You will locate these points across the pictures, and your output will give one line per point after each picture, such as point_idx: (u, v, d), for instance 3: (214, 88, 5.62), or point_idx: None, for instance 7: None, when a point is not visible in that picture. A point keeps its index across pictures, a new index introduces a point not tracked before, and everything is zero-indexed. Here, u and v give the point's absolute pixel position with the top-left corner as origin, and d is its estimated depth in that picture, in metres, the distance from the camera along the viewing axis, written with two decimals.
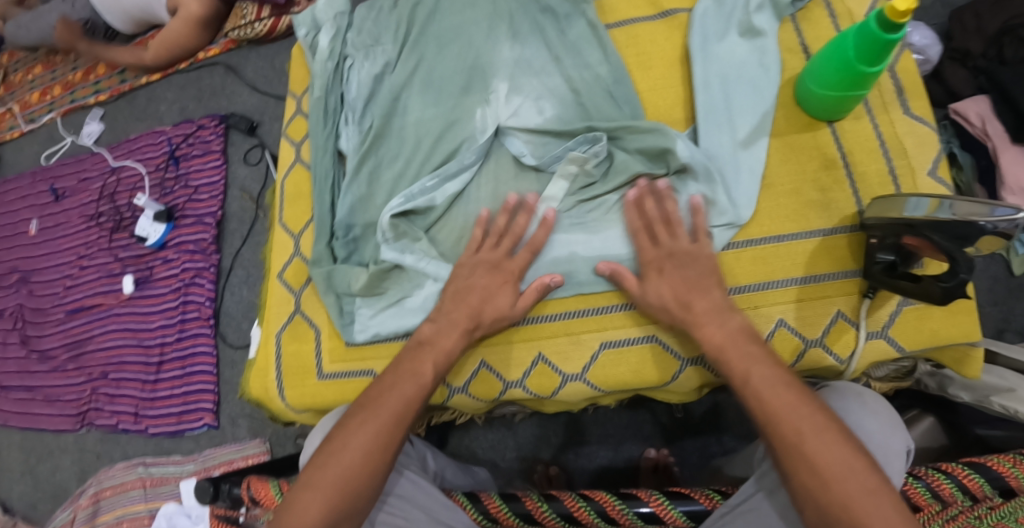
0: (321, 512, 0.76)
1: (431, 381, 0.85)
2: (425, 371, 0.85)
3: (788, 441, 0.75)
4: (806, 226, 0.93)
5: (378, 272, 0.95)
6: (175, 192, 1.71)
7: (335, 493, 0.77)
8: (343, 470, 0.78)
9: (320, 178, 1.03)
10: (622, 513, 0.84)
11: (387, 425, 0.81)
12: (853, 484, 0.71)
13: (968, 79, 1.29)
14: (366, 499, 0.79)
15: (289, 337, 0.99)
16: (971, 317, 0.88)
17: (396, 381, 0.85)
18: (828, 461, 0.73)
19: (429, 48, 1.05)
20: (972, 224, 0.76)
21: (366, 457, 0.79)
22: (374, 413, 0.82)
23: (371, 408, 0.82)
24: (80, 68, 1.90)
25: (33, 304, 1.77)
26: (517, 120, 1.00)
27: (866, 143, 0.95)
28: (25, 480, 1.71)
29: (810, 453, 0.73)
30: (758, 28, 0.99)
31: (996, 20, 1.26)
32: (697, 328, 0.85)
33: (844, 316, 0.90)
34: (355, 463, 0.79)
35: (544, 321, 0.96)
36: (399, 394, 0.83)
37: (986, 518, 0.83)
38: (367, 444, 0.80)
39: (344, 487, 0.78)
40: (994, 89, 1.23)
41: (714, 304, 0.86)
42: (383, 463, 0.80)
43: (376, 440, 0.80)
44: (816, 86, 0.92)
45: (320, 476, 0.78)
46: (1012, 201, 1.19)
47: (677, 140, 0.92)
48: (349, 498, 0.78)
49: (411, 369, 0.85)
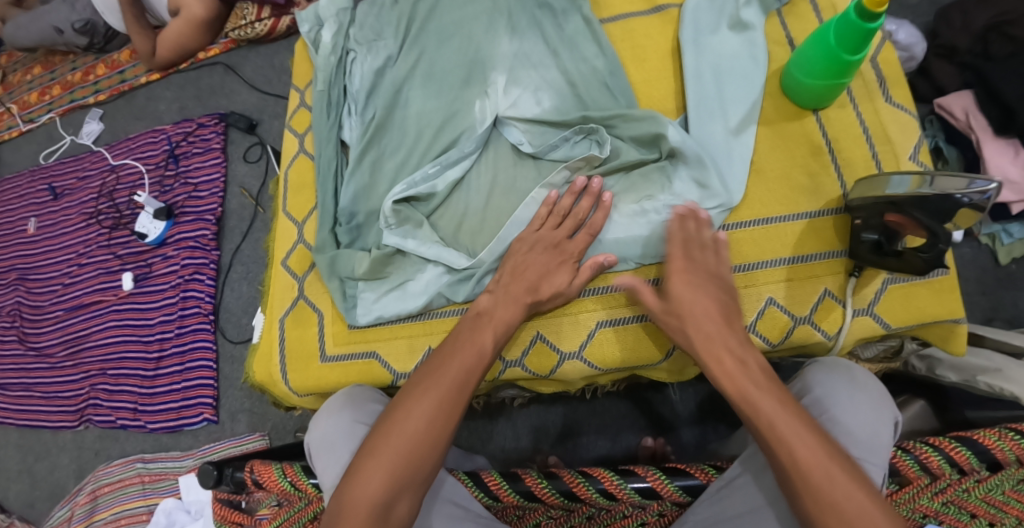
0: (385, 480, 0.78)
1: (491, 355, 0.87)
2: (484, 343, 0.87)
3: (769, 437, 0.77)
4: (794, 209, 0.96)
5: (381, 257, 0.97)
6: (175, 189, 1.72)
7: (394, 464, 0.79)
8: (405, 439, 0.80)
9: (324, 168, 1.05)
10: (621, 489, 0.86)
11: (447, 394, 0.83)
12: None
13: (954, 75, 1.33)
14: (430, 467, 0.81)
15: (293, 322, 1.00)
16: (955, 295, 0.91)
17: (453, 352, 0.87)
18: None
19: (429, 43, 1.08)
20: (948, 197, 0.79)
21: (428, 427, 0.81)
22: (433, 382, 0.84)
23: (432, 376, 0.84)
24: (79, 68, 1.92)
25: (31, 302, 1.78)
26: (516, 111, 1.02)
27: (850, 131, 0.98)
28: (22, 479, 1.71)
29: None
30: (746, 21, 1.03)
31: (983, 17, 1.30)
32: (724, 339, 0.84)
33: (832, 295, 0.93)
34: (411, 436, 0.80)
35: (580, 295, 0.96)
36: (460, 364, 0.85)
37: (974, 490, 0.86)
38: (431, 413, 0.82)
39: (406, 454, 0.80)
40: (978, 84, 1.27)
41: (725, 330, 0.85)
42: (444, 432, 0.82)
43: (439, 409, 0.82)
44: (803, 75, 0.95)
45: (385, 443, 0.80)
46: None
47: (668, 125, 0.94)
48: (411, 466, 0.79)
49: (463, 340, 0.87)
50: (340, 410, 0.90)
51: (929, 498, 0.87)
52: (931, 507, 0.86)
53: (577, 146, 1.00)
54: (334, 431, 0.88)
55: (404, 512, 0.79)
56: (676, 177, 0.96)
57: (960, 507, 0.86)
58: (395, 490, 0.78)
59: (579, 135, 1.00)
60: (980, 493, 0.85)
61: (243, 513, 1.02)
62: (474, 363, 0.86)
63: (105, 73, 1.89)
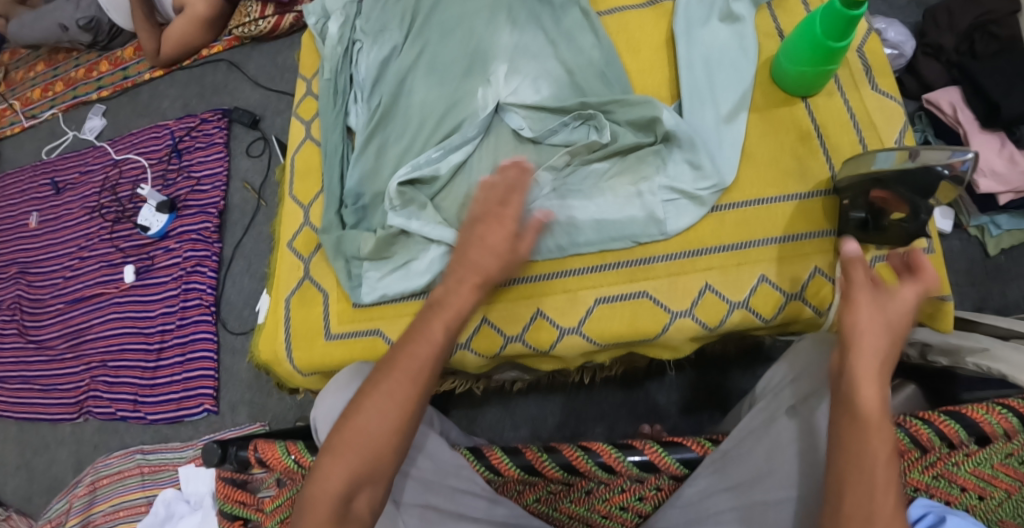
0: (344, 477, 0.79)
1: (443, 343, 0.85)
2: (435, 333, 0.85)
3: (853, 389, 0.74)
4: (783, 191, 0.98)
5: (386, 237, 0.99)
6: (178, 183, 1.75)
7: (350, 460, 0.79)
8: (362, 438, 0.80)
9: (331, 154, 1.08)
10: (619, 461, 0.87)
11: (406, 390, 0.82)
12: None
13: (942, 72, 1.37)
14: (390, 462, 0.81)
15: (298, 301, 1.03)
16: (941, 271, 0.99)
17: (412, 343, 0.85)
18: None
19: (432, 35, 1.11)
20: (930, 169, 0.82)
21: (387, 424, 0.81)
22: (391, 377, 0.82)
23: (390, 372, 0.82)
24: (82, 65, 1.94)
25: (32, 295, 1.79)
26: (516, 98, 1.05)
27: (838, 117, 1.02)
28: (20, 473, 1.72)
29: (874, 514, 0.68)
30: (737, 13, 1.06)
31: (968, 16, 1.35)
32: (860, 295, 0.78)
33: (822, 272, 0.95)
34: (365, 433, 0.80)
35: (514, 284, 1.01)
36: (411, 355, 0.83)
37: (963, 464, 0.89)
38: (383, 408, 0.81)
39: (360, 451, 0.80)
40: (966, 81, 1.30)
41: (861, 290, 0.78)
42: (404, 429, 0.81)
43: (390, 402, 0.81)
44: (790, 65, 0.99)
45: (339, 440, 0.81)
46: (984, 183, 1.26)
47: (663, 109, 0.97)
48: (370, 463, 0.80)
49: (421, 331, 0.85)
50: (346, 386, 0.92)
51: (920, 472, 0.90)
52: (922, 481, 0.90)
53: (576, 132, 1.03)
54: (331, 409, 0.90)
55: (366, 506, 0.80)
56: (670, 160, 0.99)
57: (951, 480, 0.89)
58: (354, 486, 0.79)
59: (577, 121, 1.03)
60: (969, 466, 0.88)
61: (244, 492, 1.04)
62: (424, 359, 0.83)
63: (108, 70, 1.92)
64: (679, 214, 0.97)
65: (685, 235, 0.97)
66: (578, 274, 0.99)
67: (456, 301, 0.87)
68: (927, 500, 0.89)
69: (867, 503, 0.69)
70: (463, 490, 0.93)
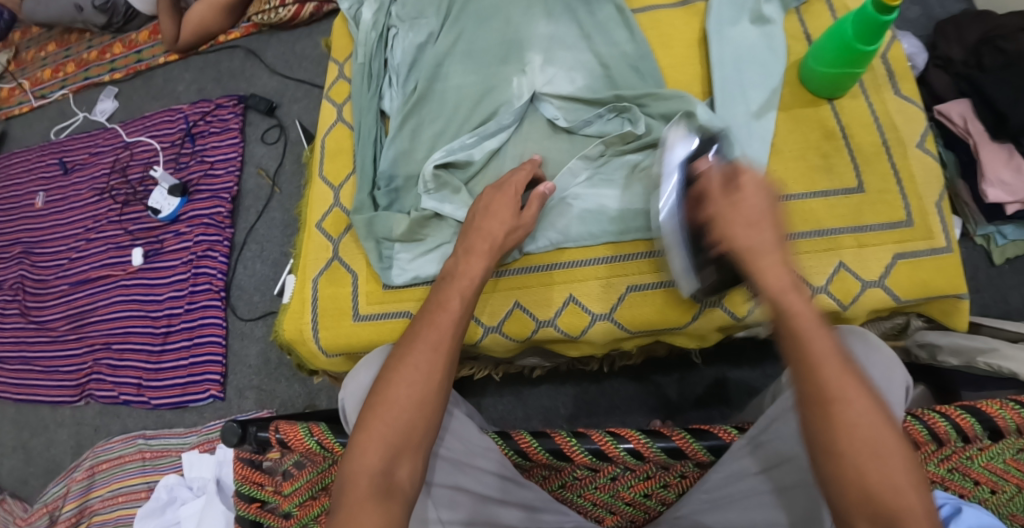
0: (381, 450, 0.79)
1: (463, 311, 0.86)
2: (452, 305, 0.86)
3: (796, 351, 0.73)
4: (811, 188, 1.01)
5: (420, 219, 1.01)
6: (191, 167, 1.75)
7: (385, 434, 0.79)
8: (392, 408, 0.80)
9: (364, 135, 1.12)
10: (647, 447, 0.91)
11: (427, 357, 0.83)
12: (883, 443, 0.69)
13: (950, 85, 1.37)
14: (424, 431, 0.81)
15: (327, 281, 1.04)
16: (958, 271, 0.96)
17: (432, 314, 0.86)
18: (846, 412, 0.70)
19: (469, 23, 1.14)
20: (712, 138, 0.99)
21: (415, 391, 0.81)
22: (415, 347, 0.83)
23: (412, 344, 0.83)
24: (95, 47, 1.93)
25: (36, 276, 1.77)
26: (551, 88, 1.08)
27: (861, 118, 1.04)
28: (17, 454, 1.69)
29: (835, 399, 0.71)
30: (767, 15, 1.09)
31: (977, 30, 1.36)
32: (761, 257, 0.78)
33: (847, 267, 0.98)
34: (398, 405, 0.80)
35: (500, 275, 1.03)
36: (432, 323, 0.85)
37: (977, 458, 0.92)
38: (412, 377, 0.81)
39: (395, 423, 0.80)
40: (975, 93, 1.30)
41: (757, 248, 0.78)
42: (431, 396, 0.81)
43: (418, 372, 0.81)
44: (818, 66, 1.01)
45: (373, 415, 0.80)
46: (991, 193, 1.27)
47: (698, 105, 1.00)
48: (404, 432, 0.80)
49: (438, 303, 0.87)
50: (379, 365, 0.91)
51: (937, 465, 0.93)
52: (938, 474, 0.93)
53: (610, 123, 1.06)
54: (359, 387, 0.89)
55: (407, 476, 0.79)
56: None
57: (964, 474, 0.92)
58: (392, 458, 0.79)
59: (612, 113, 1.05)
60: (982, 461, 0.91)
61: (264, 473, 1.02)
62: (444, 330, 0.85)
63: (121, 52, 1.91)
64: None
65: None
66: (610, 261, 1.00)
67: (468, 271, 0.90)
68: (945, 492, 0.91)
69: (821, 387, 0.71)
70: (490, 472, 0.93)
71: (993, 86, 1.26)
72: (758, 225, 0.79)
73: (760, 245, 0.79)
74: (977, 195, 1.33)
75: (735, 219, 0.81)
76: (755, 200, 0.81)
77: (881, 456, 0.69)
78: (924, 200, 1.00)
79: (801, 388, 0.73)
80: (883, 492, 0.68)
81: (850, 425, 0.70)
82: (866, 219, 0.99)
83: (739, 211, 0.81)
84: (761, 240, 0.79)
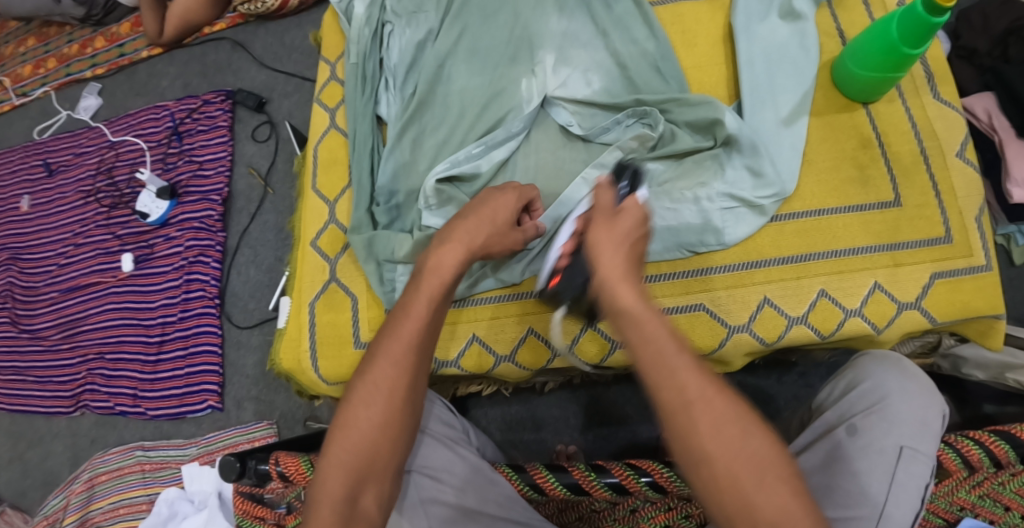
0: (342, 476, 0.73)
1: (429, 317, 0.79)
2: (419, 309, 0.79)
3: (658, 363, 0.68)
4: (846, 201, 0.98)
5: (423, 239, 0.97)
6: (179, 168, 1.67)
7: (345, 461, 0.74)
8: (351, 432, 0.75)
9: (360, 145, 1.06)
10: (670, 481, 0.83)
11: (388, 373, 0.76)
12: (752, 445, 0.66)
13: (973, 77, 1.24)
14: (390, 454, 0.75)
15: (325, 305, 1.00)
16: (997, 291, 0.94)
17: (397, 322, 0.79)
18: (710, 413, 0.66)
19: (473, 18, 1.08)
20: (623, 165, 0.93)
21: (376, 414, 0.75)
22: (375, 361, 0.77)
23: (372, 360, 0.77)
24: (76, 41, 1.83)
25: (25, 282, 1.70)
26: (565, 91, 1.04)
27: (899, 125, 1.01)
28: (12, 466, 1.62)
29: (695, 400, 0.67)
30: (798, 11, 1.04)
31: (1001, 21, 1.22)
32: (614, 275, 0.73)
33: (881, 288, 0.95)
34: (360, 431, 0.75)
35: (463, 305, 1.04)
36: (394, 334, 0.78)
37: (1009, 484, 0.79)
38: (373, 398, 0.75)
39: (357, 449, 0.74)
40: (999, 86, 1.18)
41: (613, 265, 0.73)
42: (395, 415, 0.75)
43: (379, 390, 0.75)
44: (857, 67, 0.97)
45: (332, 439, 0.75)
46: (1015, 192, 1.15)
47: (725, 112, 0.96)
48: (367, 457, 0.74)
49: (403, 309, 0.80)
50: None
51: (966, 491, 0.81)
52: (968, 500, 0.81)
53: (628, 130, 1.02)
54: None
55: (373, 503, 0.74)
56: (729, 165, 0.99)
57: (996, 500, 0.79)
58: (356, 485, 0.73)
59: (631, 119, 1.02)
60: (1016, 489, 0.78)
61: (265, 507, 0.95)
62: (408, 341, 0.77)
63: (103, 46, 1.81)
64: (737, 224, 0.97)
65: (744, 245, 0.98)
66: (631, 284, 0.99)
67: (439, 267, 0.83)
68: (974, 523, 0.80)
69: (678, 392, 0.67)
70: (500, 515, 0.89)
71: (1019, 79, 1.15)
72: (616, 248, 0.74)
73: (610, 262, 0.73)
74: (998, 194, 1.21)
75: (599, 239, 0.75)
76: (627, 223, 0.77)
77: (749, 455, 0.65)
78: (964, 215, 0.97)
79: (660, 397, 0.68)
80: (750, 492, 0.65)
81: (713, 435, 0.66)
82: (903, 236, 0.97)
83: (610, 228, 0.76)
84: (614, 251, 0.74)
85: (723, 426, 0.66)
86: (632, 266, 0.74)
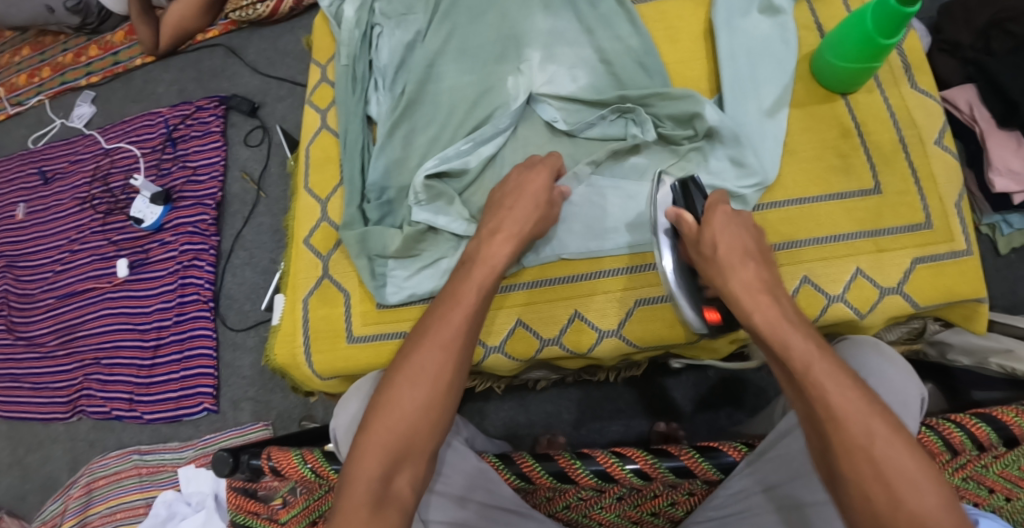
0: (380, 455, 0.75)
1: (474, 307, 0.84)
2: (465, 296, 0.85)
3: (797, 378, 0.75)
4: (828, 190, 1.01)
5: (414, 234, 1.00)
6: (173, 173, 1.69)
7: (385, 439, 0.76)
8: (394, 411, 0.77)
9: (351, 144, 1.08)
10: (655, 468, 0.84)
11: (436, 358, 0.80)
12: (891, 462, 0.69)
13: (956, 69, 1.26)
14: (428, 436, 0.78)
15: (319, 301, 1.02)
16: (978, 275, 0.96)
17: (446, 310, 0.83)
18: (843, 434, 0.71)
19: (461, 19, 1.10)
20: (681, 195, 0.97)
21: (419, 397, 0.78)
22: (423, 344, 0.81)
23: (419, 343, 0.80)
24: (70, 50, 1.85)
25: (20, 289, 1.71)
26: (551, 87, 1.06)
27: (878, 114, 1.04)
28: (11, 472, 1.63)
29: (827, 419, 0.72)
30: (778, 5, 1.07)
31: (984, 13, 1.23)
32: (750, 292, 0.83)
33: (864, 274, 0.97)
34: (403, 411, 0.77)
35: (508, 291, 1.04)
36: (445, 320, 0.82)
37: (993, 466, 0.80)
38: (417, 378, 0.78)
39: (397, 428, 0.76)
40: (981, 78, 1.21)
41: (751, 281, 0.84)
42: (437, 397, 0.78)
43: (427, 373, 0.79)
44: (835, 59, 0.99)
45: (375, 419, 0.77)
46: (999, 183, 1.18)
47: (706, 105, 0.99)
48: (406, 437, 0.76)
49: (452, 298, 0.84)
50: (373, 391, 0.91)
51: (952, 474, 0.81)
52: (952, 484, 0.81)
53: (613, 125, 1.05)
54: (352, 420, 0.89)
55: (406, 485, 0.75)
56: (713, 156, 1.02)
57: (979, 482, 0.81)
58: (392, 465, 0.75)
59: (615, 114, 1.04)
60: (998, 471, 0.80)
61: (258, 501, 0.95)
62: (456, 329, 0.82)
63: (97, 54, 1.83)
64: None
65: None
66: (622, 273, 1.02)
67: (492, 257, 0.89)
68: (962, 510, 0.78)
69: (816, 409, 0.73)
70: (495, 503, 0.90)
71: (1001, 69, 1.17)
72: (743, 260, 0.85)
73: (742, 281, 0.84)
74: (982, 183, 1.24)
75: (717, 265, 0.86)
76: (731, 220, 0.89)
77: (878, 476, 0.69)
78: (945, 201, 0.99)
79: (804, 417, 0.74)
80: (889, 514, 0.67)
81: (853, 446, 0.70)
82: (885, 222, 0.99)
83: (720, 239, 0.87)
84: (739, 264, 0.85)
85: (852, 441, 0.70)
86: (767, 282, 0.84)
